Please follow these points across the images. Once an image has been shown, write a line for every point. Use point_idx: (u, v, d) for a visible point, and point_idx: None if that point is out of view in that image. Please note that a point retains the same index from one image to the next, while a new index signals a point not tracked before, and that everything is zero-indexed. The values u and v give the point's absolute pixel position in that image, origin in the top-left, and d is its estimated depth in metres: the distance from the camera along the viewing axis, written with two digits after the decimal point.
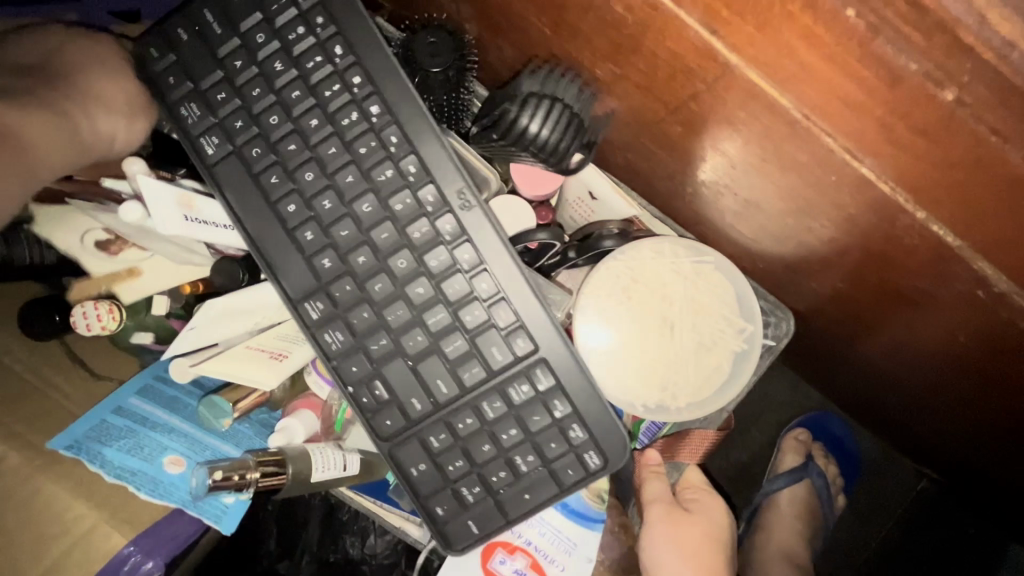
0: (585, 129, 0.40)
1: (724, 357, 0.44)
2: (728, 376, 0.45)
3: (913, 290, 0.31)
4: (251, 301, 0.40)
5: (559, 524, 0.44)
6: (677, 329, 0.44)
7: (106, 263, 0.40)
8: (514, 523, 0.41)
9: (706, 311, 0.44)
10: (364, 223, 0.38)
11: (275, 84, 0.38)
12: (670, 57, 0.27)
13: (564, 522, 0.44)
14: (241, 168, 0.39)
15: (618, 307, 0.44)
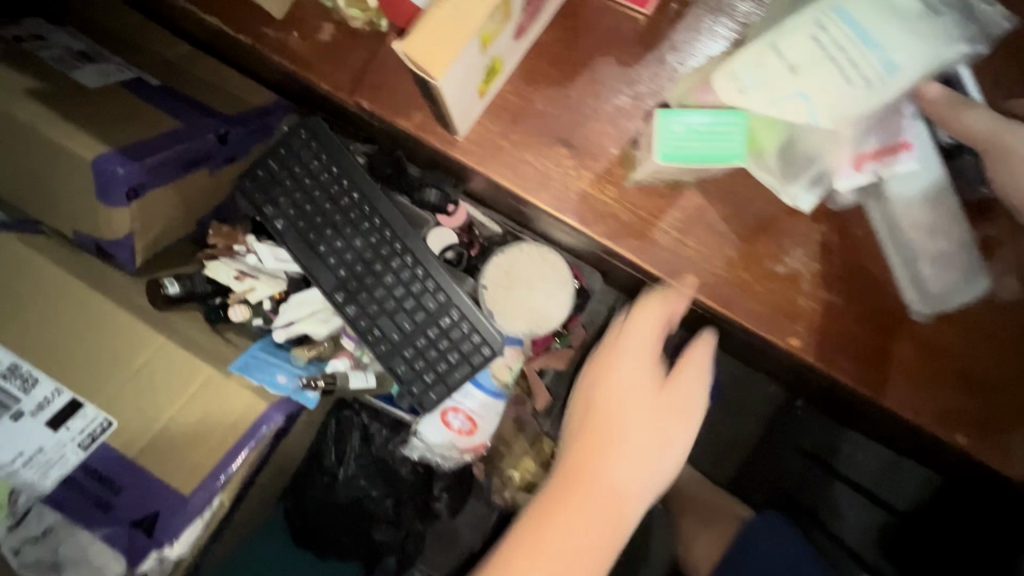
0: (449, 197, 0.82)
1: (561, 299, 0.79)
2: (565, 309, 0.79)
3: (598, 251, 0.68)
4: (308, 296, 0.79)
5: (483, 397, 0.80)
6: (532, 287, 0.79)
7: (238, 284, 0.79)
8: (455, 391, 0.77)
9: (547, 275, 0.79)
10: (358, 249, 0.77)
11: (307, 190, 0.78)
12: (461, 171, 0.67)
13: (486, 396, 0.80)
14: (295, 231, 0.78)
15: (500, 280, 0.79)
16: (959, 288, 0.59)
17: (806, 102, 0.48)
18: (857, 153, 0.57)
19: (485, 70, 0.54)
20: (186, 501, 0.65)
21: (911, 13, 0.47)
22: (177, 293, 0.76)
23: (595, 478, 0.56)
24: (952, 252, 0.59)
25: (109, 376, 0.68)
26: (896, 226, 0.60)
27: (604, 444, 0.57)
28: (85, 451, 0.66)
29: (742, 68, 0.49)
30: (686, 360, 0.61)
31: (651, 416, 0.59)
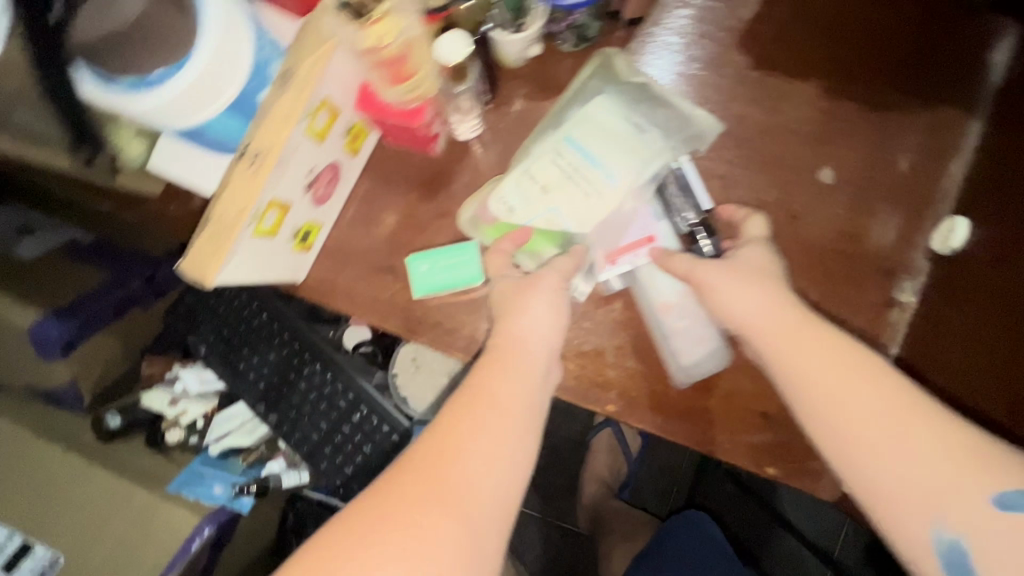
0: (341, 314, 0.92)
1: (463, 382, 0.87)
2: None
3: None
4: (235, 411, 0.89)
5: None
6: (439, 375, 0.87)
7: (171, 409, 0.90)
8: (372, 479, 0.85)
9: (448, 365, 0.88)
10: (274, 363, 0.87)
11: (223, 318, 0.89)
12: None
13: None
14: (217, 356, 0.89)
15: (413, 373, 0.86)
16: (710, 361, 0.57)
17: (559, 215, 0.58)
18: (611, 246, 0.58)
19: (295, 236, 0.52)
20: None
21: (625, 137, 0.58)
22: (117, 425, 0.87)
23: (446, 437, 0.44)
24: (696, 325, 0.57)
25: (61, 514, 0.79)
26: (655, 300, 0.58)
27: (457, 409, 0.46)
28: None
29: (508, 194, 0.58)
30: (530, 307, 0.52)
31: (496, 371, 0.49)
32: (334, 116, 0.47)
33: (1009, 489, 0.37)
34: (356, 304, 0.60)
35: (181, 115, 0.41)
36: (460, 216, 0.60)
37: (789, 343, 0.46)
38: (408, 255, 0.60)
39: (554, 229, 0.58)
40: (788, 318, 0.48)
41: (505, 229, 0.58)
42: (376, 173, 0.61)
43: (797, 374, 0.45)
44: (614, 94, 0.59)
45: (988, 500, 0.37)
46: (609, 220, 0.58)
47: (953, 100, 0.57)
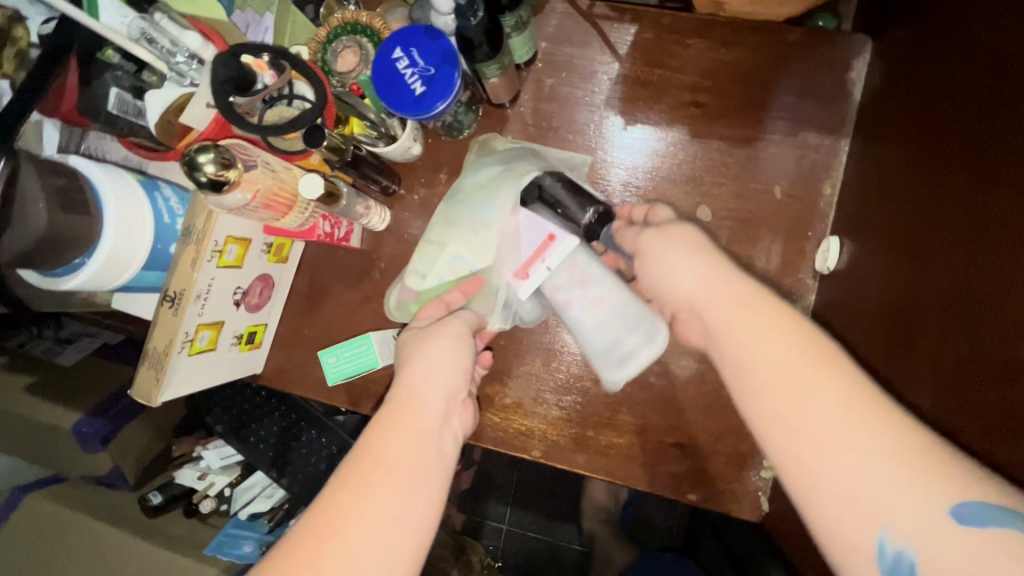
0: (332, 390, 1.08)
1: None
2: None
3: None
4: (254, 479, 1.02)
5: None
6: None
7: (201, 483, 1.02)
8: None
9: None
10: (278, 433, 0.98)
11: (231, 398, 1.00)
12: None
13: None
14: (230, 432, 0.99)
15: None
16: (648, 345, 0.56)
17: (462, 260, 0.63)
18: (519, 260, 0.59)
19: (237, 341, 0.62)
20: None
21: (497, 175, 0.63)
22: (159, 501, 0.98)
23: (333, 507, 0.41)
24: (615, 307, 0.57)
25: None
26: (574, 291, 0.58)
27: (348, 471, 0.43)
28: None
29: (418, 265, 0.64)
30: (428, 356, 0.51)
31: (391, 426, 0.45)
32: (244, 246, 0.56)
33: (967, 500, 0.30)
34: (309, 389, 0.69)
35: (98, 286, 0.47)
36: (387, 305, 0.67)
37: (741, 322, 0.42)
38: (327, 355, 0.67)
39: (463, 274, 0.63)
40: (733, 288, 0.45)
41: (424, 297, 0.64)
42: (311, 269, 0.70)
43: (748, 354, 0.40)
44: (490, 156, 0.65)
45: (943, 511, 0.31)
46: (505, 243, 0.60)
47: (818, 125, 0.60)
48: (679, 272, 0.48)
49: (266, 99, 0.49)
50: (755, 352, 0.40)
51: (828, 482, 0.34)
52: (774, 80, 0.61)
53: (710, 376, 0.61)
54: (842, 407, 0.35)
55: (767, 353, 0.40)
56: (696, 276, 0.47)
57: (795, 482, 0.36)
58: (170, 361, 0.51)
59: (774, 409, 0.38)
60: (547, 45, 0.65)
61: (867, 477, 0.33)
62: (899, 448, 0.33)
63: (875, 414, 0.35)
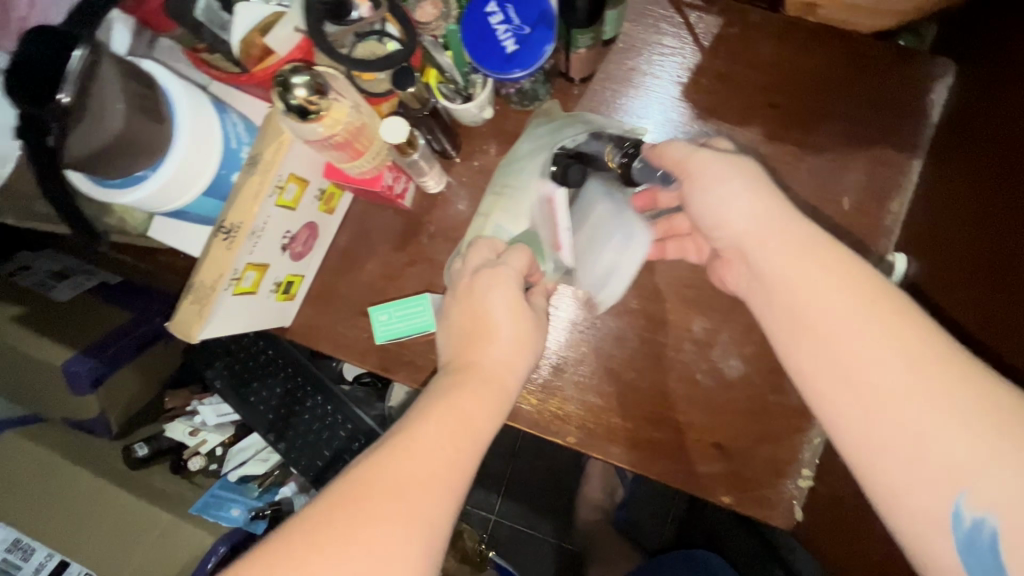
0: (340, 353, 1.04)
1: None
2: None
3: None
4: (249, 440, 0.97)
5: None
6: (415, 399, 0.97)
7: (192, 439, 0.97)
8: None
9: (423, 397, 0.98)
10: (281, 396, 0.95)
11: (235, 353, 0.96)
12: None
13: None
14: (230, 388, 0.95)
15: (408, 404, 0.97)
16: (627, 257, 0.57)
17: (505, 230, 0.60)
18: (552, 233, 0.57)
19: (276, 288, 0.59)
20: None
21: (543, 139, 0.61)
22: (145, 454, 0.93)
23: (402, 454, 0.43)
24: (604, 227, 0.58)
25: (93, 534, 0.86)
26: (583, 223, 0.58)
27: (420, 422, 0.45)
28: None
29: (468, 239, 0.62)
30: (498, 317, 0.51)
31: (465, 387, 0.48)
32: (303, 187, 0.53)
33: None
34: (338, 349, 0.66)
35: (156, 206, 0.45)
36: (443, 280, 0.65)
37: (807, 273, 0.44)
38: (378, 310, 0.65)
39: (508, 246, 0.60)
40: (803, 230, 0.46)
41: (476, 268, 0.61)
42: (355, 225, 0.67)
43: (818, 310, 0.43)
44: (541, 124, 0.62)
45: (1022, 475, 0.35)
46: (540, 211, 0.58)
47: (892, 141, 0.60)
48: (735, 210, 0.49)
49: (358, 32, 0.47)
50: (821, 311, 0.43)
51: (892, 436, 0.39)
52: (854, 89, 0.61)
53: (757, 379, 0.60)
54: (914, 370, 0.39)
55: (825, 304, 0.43)
56: (750, 209, 0.48)
57: (851, 434, 0.41)
58: (216, 298, 0.48)
59: (829, 362, 0.42)
60: (628, 25, 0.64)
61: (931, 429, 0.38)
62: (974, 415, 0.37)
63: (946, 370, 0.38)
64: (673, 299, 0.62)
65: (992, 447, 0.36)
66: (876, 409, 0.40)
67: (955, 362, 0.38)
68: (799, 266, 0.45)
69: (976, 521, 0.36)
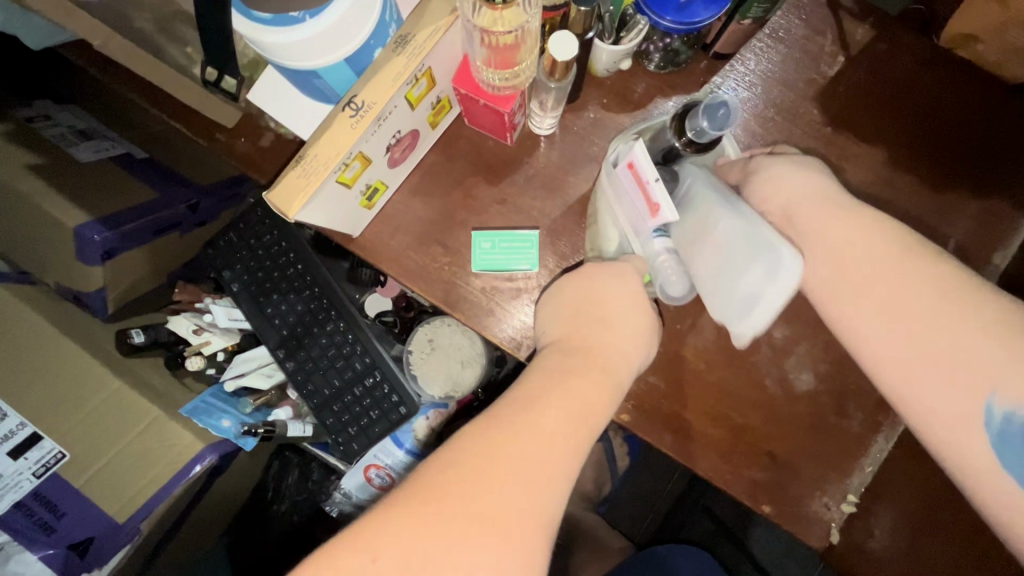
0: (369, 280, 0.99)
1: (473, 370, 0.92)
2: (469, 369, 0.92)
3: None
4: (254, 352, 0.91)
5: (405, 457, 0.92)
6: (436, 347, 0.91)
7: (196, 338, 0.91)
8: (375, 441, 0.88)
9: (444, 349, 0.91)
10: (301, 313, 0.89)
11: (259, 259, 0.90)
12: None
13: (406, 456, 0.91)
14: (247, 295, 0.90)
15: (428, 351, 0.91)
16: (772, 284, 0.44)
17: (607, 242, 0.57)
18: (642, 215, 0.51)
19: (364, 190, 0.54)
20: (120, 528, 0.74)
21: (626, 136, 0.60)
22: (142, 342, 0.87)
23: (491, 438, 0.40)
24: (754, 244, 0.45)
25: (67, 413, 0.77)
26: (713, 237, 0.49)
27: (508, 410, 0.42)
28: (38, 479, 0.74)
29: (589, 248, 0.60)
30: (608, 291, 0.51)
31: (577, 353, 0.47)
32: (431, 86, 0.49)
33: None
34: (401, 273, 0.62)
35: (295, 59, 0.41)
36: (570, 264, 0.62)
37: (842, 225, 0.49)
38: (461, 233, 0.62)
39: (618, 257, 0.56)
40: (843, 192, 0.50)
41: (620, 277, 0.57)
42: (448, 149, 0.62)
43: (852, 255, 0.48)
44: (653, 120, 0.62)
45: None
46: (628, 203, 0.52)
47: (1006, 196, 0.60)
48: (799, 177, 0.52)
49: None
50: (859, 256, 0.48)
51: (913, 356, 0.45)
52: (984, 136, 0.60)
53: (824, 399, 0.59)
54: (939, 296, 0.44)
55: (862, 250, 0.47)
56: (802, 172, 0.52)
57: (877, 361, 0.47)
58: (325, 178, 0.43)
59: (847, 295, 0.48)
60: (781, 16, 0.61)
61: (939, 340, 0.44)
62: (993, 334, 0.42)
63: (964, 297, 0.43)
64: None
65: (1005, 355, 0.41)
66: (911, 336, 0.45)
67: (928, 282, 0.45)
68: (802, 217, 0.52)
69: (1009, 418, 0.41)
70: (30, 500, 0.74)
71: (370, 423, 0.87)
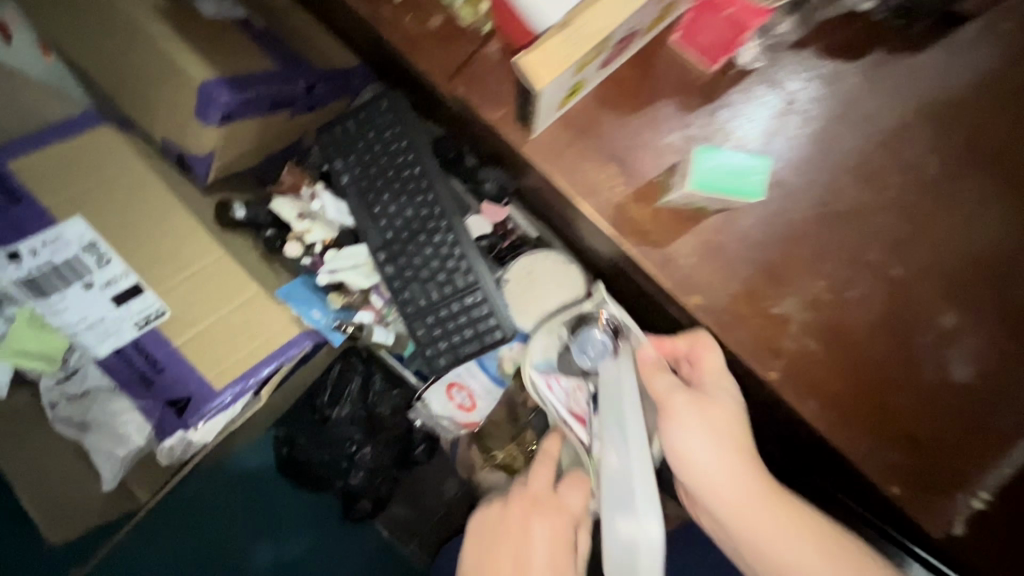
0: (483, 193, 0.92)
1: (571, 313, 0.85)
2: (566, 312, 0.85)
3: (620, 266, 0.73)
4: (353, 249, 0.88)
5: (486, 384, 0.88)
6: (535, 280, 0.85)
7: (297, 224, 0.88)
8: (462, 362, 0.85)
9: (542, 285, 0.85)
10: (409, 218, 0.85)
11: (376, 155, 0.86)
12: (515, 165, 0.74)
13: (489, 382, 0.88)
14: (357, 190, 0.86)
15: (523, 282, 0.86)
16: (639, 532, 0.49)
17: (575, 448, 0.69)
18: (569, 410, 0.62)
19: (570, 89, 0.52)
20: (215, 396, 0.71)
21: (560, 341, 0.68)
22: (242, 217, 0.85)
23: None
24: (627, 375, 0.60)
25: (170, 272, 0.75)
26: (605, 427, 0.57)
27: None
28: (139, 330, 0.72)
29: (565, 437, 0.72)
30: (537, 552, 0.61)
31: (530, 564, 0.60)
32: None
33: None
34: (572, 186, 0.59)
35: None
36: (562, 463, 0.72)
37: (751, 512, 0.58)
38: (640, 156, 0.59)
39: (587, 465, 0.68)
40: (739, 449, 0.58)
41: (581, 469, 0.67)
42: (642, 68, 0.59)
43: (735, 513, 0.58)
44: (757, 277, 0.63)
45: None
46: (567, 402, 0.63)
47: None
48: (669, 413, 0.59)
49: None
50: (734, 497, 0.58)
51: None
52: None
53: (980, 394, 0.57)
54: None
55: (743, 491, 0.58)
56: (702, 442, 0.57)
57: None
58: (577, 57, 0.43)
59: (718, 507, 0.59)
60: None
61: (790, 555, 0.58)
62: None
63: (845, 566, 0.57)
64: (934, 282, 0.58)
65: None
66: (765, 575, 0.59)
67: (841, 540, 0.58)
68: (702, 428, 0.57)
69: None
70: (129, 349, 0.72)
71: (463, 342, 0.84)
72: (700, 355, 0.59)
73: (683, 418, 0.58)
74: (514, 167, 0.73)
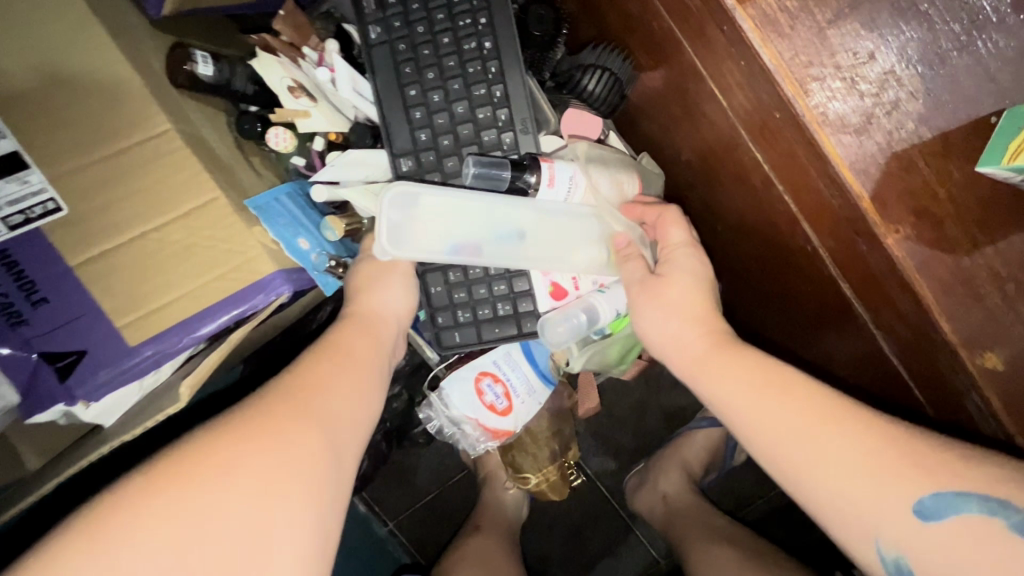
0: (598, 82, 0.53)
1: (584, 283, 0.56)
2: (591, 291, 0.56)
3: (798, 268, 0.43)
4: (371, 158, 0.58)
5: (533, 380, 0.62)
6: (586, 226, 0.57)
7: (291, 102, 0.58)
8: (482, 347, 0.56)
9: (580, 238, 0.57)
10: (458, 119, 0.54)
11: (430, 5, 0.54)
12: (660, 56, 0.43)
13: (535, 378, 0.62)
14: (388, 54, 0.54)
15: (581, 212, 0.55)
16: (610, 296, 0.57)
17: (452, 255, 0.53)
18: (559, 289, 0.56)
19: None
20: (130, 352, 0.46)
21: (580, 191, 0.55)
22: (208, 76, 0.54)
23: (228, 442, 0.35)
24: (571, 223, 0.53)
25: (71, 141, 0.46)
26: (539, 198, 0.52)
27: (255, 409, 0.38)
28: (9, 229, 0.44)
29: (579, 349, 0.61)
30: (378, 299, 0.52)
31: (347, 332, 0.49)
32: None
33: (926, 496, 0.33)
34: (821, 100, 0.30)
35: None
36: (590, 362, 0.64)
37: (740, 366, 0.41)
38: (967, 68, 0.29)
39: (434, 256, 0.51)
40: (745, 356, 0.42)
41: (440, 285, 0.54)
42: None
43: (719, 399, 0.42)
44: None
45: (911, 508, 0.34)
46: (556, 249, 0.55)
47: None
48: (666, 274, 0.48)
49: None
50: (766, 431, 0.39)
51: (840, 448, 0.36)
52: None
53: None
54: (803, 432, 0.37)
55: (753, 410, 0.39)
56: (674, 329, 0.46)
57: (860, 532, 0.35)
58: None
59: (772, 429, 0.38)
60: None
61: (859, 502, 0.35)
62: (867, 464, 0.35)
63: (891, 459, 0.34)
64: None
65: (883, 472, 0.34)
66: (823, 480, 0.36)
67: (919, 458, 0.34)
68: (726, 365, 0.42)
69: (939, 504, 0.33)
70: None
71: (496, 321, 0.55)
72: (666, 225, 0.51)
73: (671, 301, 0.47)
74: (664, 66, 0.43)
